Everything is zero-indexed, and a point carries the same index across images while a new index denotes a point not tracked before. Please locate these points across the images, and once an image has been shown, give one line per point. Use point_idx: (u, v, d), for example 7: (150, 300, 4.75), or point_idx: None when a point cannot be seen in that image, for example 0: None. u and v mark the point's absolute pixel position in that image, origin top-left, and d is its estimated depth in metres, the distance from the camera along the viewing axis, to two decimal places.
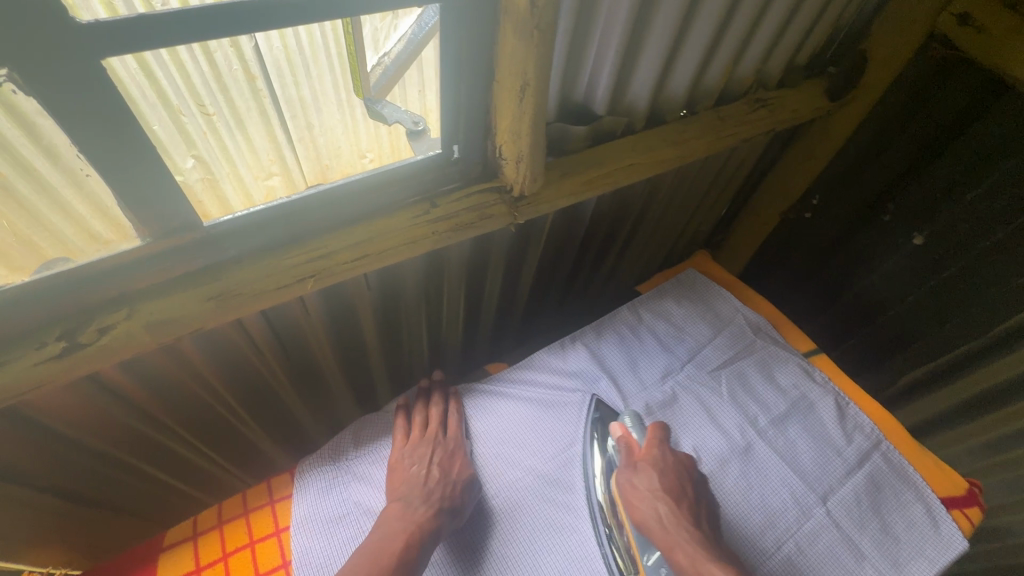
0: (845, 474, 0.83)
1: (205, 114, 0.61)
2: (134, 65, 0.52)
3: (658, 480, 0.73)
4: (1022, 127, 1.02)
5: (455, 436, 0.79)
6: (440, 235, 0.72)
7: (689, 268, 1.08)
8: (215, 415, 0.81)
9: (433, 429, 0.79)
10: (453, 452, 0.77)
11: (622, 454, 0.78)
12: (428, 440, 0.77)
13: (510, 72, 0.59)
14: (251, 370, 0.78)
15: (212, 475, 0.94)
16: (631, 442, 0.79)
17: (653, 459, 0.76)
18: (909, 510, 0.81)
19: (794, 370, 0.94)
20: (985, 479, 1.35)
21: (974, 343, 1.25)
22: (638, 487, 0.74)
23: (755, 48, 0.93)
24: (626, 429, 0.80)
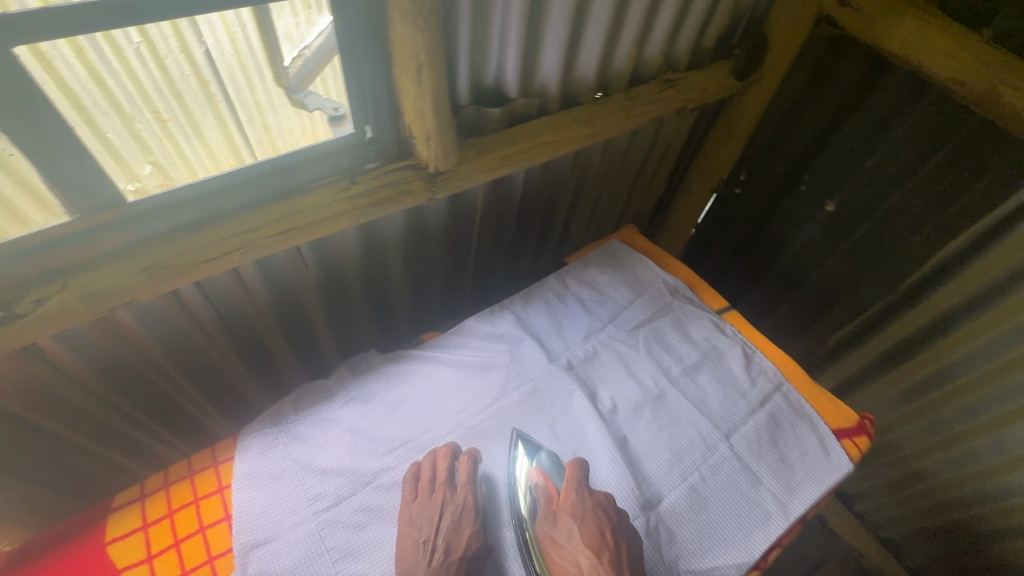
0: (748, 412, 0.92)
1: (159, 121, 0.64)
2: (83, 74, 0.57)
3: (576, 533, 0.73)
4: (904, 97, 1.12)
5: (463, 495, 0.75)
6: (360, 210, 0.79)
7: (615, 239, 1.17)
8: (162, 379, 0.87)
9: (441, 486, 0.75)
10: (460, 516, 0.73)
11: (541, 505, 0.78)
12: (436, 502, 0.73)
13: (404, 55, 0.66)
14: (192, 335, 0.84)
15: (164, 444, 1.00)
16: (549, 489, 0.78)
17: (571, 507, 0.75)
18: (803, 440, 0.90)
19: (705, 325, 1.03)
20: (900, 428, 1.45)
21: (884, 302, 1.36)
22: (558, 540, 0.74)
23: (658, 33, 1.02)
24: (543, 476, 0.79)
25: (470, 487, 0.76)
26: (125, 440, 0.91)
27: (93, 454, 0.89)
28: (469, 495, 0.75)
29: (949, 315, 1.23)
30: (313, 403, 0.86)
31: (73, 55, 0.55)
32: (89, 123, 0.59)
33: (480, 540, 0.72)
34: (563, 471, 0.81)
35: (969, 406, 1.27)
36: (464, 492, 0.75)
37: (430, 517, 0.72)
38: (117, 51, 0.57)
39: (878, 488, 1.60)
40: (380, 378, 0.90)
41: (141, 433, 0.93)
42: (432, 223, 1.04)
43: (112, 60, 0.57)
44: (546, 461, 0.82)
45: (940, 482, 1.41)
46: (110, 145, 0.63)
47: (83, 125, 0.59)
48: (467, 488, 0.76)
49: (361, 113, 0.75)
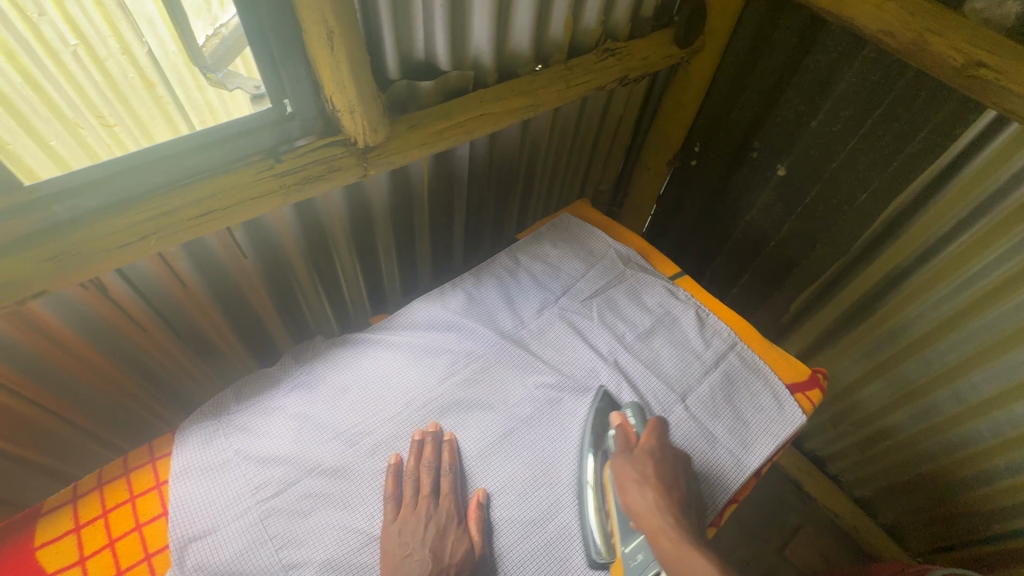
0: (703, 374, 0.92)
1: (104, 125, 0.70)
2: (18, 78, 0.62)
3: (652, 469, 0.75)
4: (842, 55, 1.13)
5: (446, 507, 0.73)
6: (287, 188, 0.77)
7: (566, 213, 1.16)
8: (90, 359, 0.86)
9: (425, 501, 0.73)
10: (444, 527, 0.72)
11: (618, 441, 0.79)
12: (420, 514, 0.72)
13: (312, 23, 0.64)
14: (118, 315, 0.84)
15: (105, 429, 0.99)
16: (627, 431, 0.80)
17: (651, 447, 0.77)
18: (758, 398, 0.90)
19: (658, 291, 1.02)
20: (862, 387, 1.47)
21: (840, 263, 1.37)
22: (633, 476, 0.75)
23: (592, 2, 1.01)
24: (625, 420, 0.81)
25: (453, 500, 0.75)
26: (47, 440, 0.91)
27: (23, 439, 0.87)
28: (452, 508, 0.74)
29: (901, 271, 1.25)
30: (257, 392, 0.84)
31: (6, 61, 0.60)
32: (33, 133, 0.65)
33: (466, 547, 0.71)
34: (642, 421, 0.83)
35: (926, 359, 1.29)
36: (447, 502, 0.74)
37: (415, 531, 0.71)
38: (52, 53, 0.63)
39: (847, 448, 1.62)
40: (327, 364, 0.88)
41: (67, 431, 0.93)
42: (374, 201, 1.02)
43: (50, 65, 0.63)
44: (630, 412, 0.84)
45: (904, 437, 1.44)
46: (57, 154, 0.68)
47: (24, 133, 0.65)
48: (450, 498, 0.75)
49: (279, 87, 0.73)
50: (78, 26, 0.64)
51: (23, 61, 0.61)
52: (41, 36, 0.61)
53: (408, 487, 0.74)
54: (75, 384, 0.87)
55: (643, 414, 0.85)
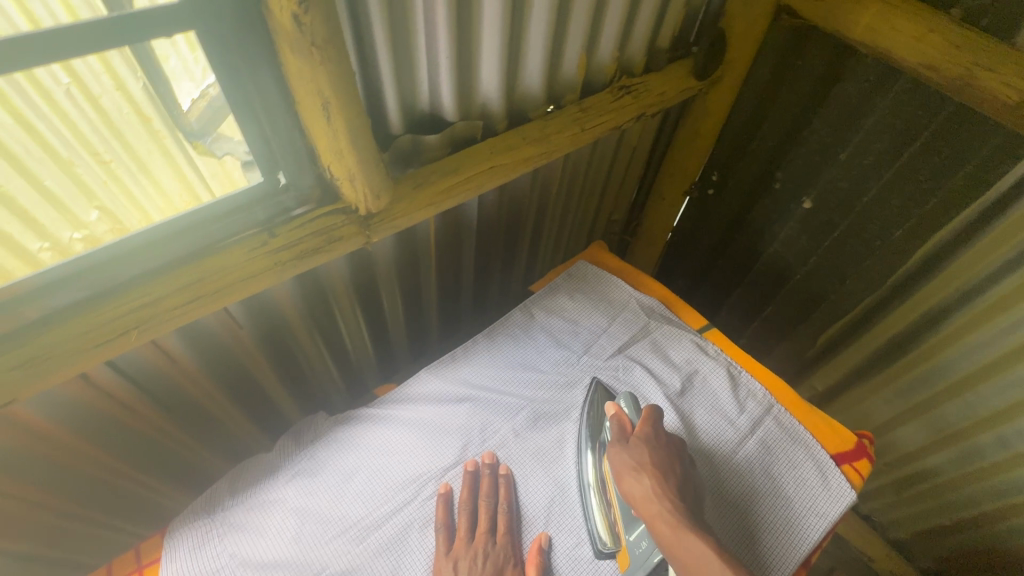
0: (738, 444, 0.84)
1: (100, 162, 0.64)
2: (9, 121, 0.56)
3: (647, 455, 0.72)
4: (875, 85, 1.05)
5: (504, 546, 0.71)
6: (284, 265, 0.70)
7: (581, 259, 1.08)
8: (78, 447, 0.80)
9: (480, 539, 0.71)
10: (500, 567, 0.69)
11: (615, 432, 0.78)
12: (476, 549, 0.70)
13: (305, 93, 0.58)
14: (106, 400, 0.78)
15: (96, 516, 0.92)
16: (623, 421, 0.79)
17: (646, 433, 0.75)
18: (800, 470, 0.82)
19: (686, 347, 0.95)
20: (898, 426, 1.39)
21: (872, 298, 1.29)
22: (626, 462, 0.73)
23: (607, 35, 0.95)
24: (620, 411, 0.80)
25: (511, 538, 0.72)
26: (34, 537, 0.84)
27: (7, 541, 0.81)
28: (509, 546, 0.71)
29: (941, 309, 1.17)
30: (254, 483, 0.77)
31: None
32: (25, 174, 0.59)
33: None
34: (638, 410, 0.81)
35: (969, 402, 1.21)
36: (504, 543, 0.71)
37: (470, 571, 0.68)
38: (42, 92, 0.57)
39: (883, 487, 1.53)
40: (328, 446, 0.80)
41: (57, 523, 0.86)
42: (378, 255, 0.96)
43: (41, 103, 0.57)
44: (625, 403, 0.82)
45: (944, 480, 1.35)
46: (52, 195, 0.63)
47: (19, 176, 0.59)
48: (507, 538, 0.72)
49: (270, 161, 0.66)
50: (69, 63, 0.57)
51: (14, 103, 0.55)
52: (32, 76, 0.55)
53: (460, 519, 0.72)
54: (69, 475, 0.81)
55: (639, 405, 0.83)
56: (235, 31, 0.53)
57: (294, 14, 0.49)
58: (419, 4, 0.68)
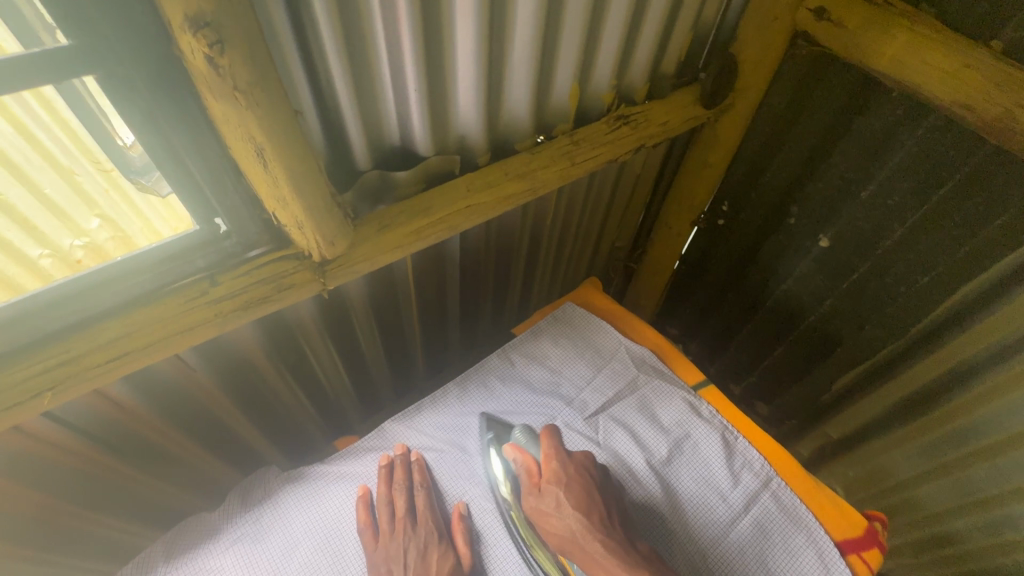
0: (729, 523, 0.76)
1: (103, 171, 0.60)
2: (9, 129, 0.51)
3: (563, 498, 0.69)
4: (902, 120, 0.95)
5: (424, 526, 0.72)
6: (226, 315, 0.64)
7: (568, 301, 1.01)
8: (22, 504, 0.74)
9: (399, 526, 0.73)
10: (425, 546, 0.70)
11: (520, 478, 0.74)
12: (399, 540, 0.71)
13: (236, 139, 0.51)
14: (48, 451, 0.72)
15: None
16: (527, 462, 0.75)
17: (556, 473, 0.72)
18: (799, 559, 0.73)
19: (677, 406, 0.86)
20: (920, 486, 1.27)
21: (894, 347, 1.18)
22: (545, 510, 0.70)
23: (602, 62, 0.87)
24: (521, 451, 0.76)
25: (431, 520, 0.73)
26: None
27: None
28: (430, 526, 0.72)
29: (973, 364, 1.06)
30: (190, 547, 0.71)
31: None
32: (25, 181, 0.55)
33: (451, 563, 0.69)
34: (536, 442, 0.79)
35: (1001, 468, 1.09)
36: (425, 524, 0.72)
37: (395, 559, 0.70)
38: (45, 102, 0.52)
39: (902, 548, 1.41)
40: (274, 510, 0.74)
41: None
42: (351, 293, 0.89)
43: (41, 111, 0.52)
44: (523, 439, 0.80)
45: (971, 548, 1.22)
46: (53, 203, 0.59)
47: (20, 184, 0.55)
48: (426, 516, 0.73)
49: (207, 205, 0.60)
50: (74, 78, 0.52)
51: (13, 110, 0.51)
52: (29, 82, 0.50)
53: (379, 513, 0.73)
54: (17, 530, 0.75)
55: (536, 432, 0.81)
56: (151, 69, 0.47)
57: (208, 57, 0.43)
58: (380, 36, 0.61)
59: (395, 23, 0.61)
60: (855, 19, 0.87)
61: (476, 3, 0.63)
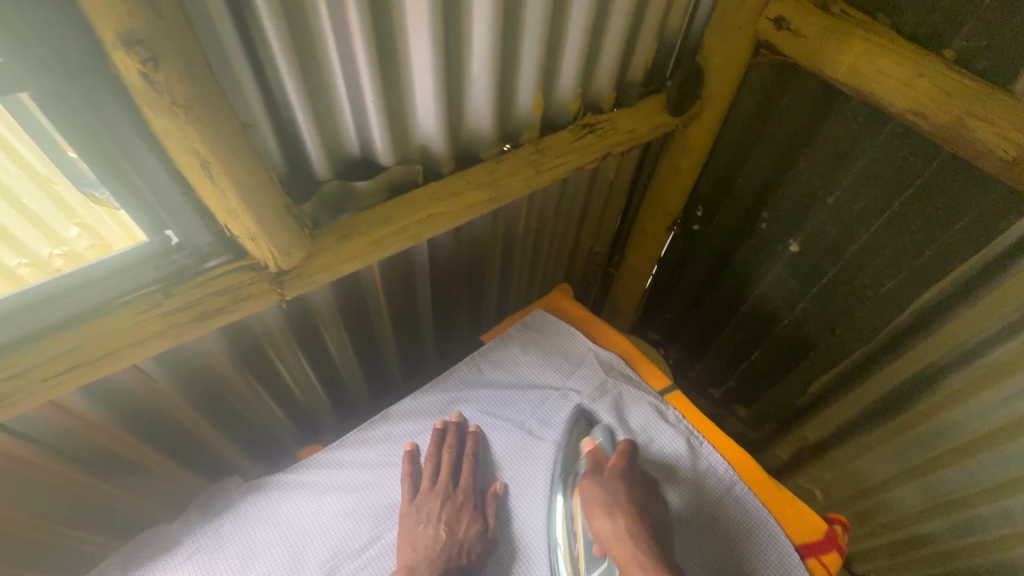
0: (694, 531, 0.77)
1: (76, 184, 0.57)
2: None
3: (622, 493, 0.73)
4: (864, 126, 0.96)
5: (464, 488, 0.78)
6: (179, 327, 0.64)
7: (538, 307, 1.01)
8: None
9: (442, 485, 0.78)
10: (461, 506, 0.77)
11: (590, 465, 0.78)
12: (439, 493, 0.77)
13: (180, 152, 0.52)
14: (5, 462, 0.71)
15: None
16: (599, 457, 0.79)
17: (620, 468, 0.76)
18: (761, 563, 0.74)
19: (643, 411, 0.86)
20: (893, 488, 1.28)
21: (865, 350, 1.19)
22: (601, 499, 0.73)
23: (565, 71, 0.88)
24: (597, 445, 0.80)
25: (471, 483, 0.79)
26: None
27: None
28: (469, 488, 0.79)
29: (938, 367, 1.07)
30: (149, 559, 0.71)
31: None
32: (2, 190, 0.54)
33: (478, 529, 0.75)
34: (612, 442, 0.82)
35: (970, 469, 1.10)
36: (465, 484, 0.79)
37: (431, 510, 0.76)
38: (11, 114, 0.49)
39: (877, 549, 1.42)
40: (234, 520, 0.74)
41: None
42: (317, 300, 0.89)
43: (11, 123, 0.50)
44: (601, 436, 0.83)
45: (943, 549, 1.24)
46: (33, 211, 0.58)
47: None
48: (468, 479, 0.79)
49: (156, 216, 0.60)
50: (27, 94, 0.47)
51: None
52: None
53: (426, 467, 0.79)
54: None
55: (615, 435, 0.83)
56: (89, 82, 0.47)
57: (143, 72, 0.44)
58: (332, 47, 0.62)
59: (347, 34, 0.61)
60: (813, 27, 0.89)
61: (429, 16, 0.64)
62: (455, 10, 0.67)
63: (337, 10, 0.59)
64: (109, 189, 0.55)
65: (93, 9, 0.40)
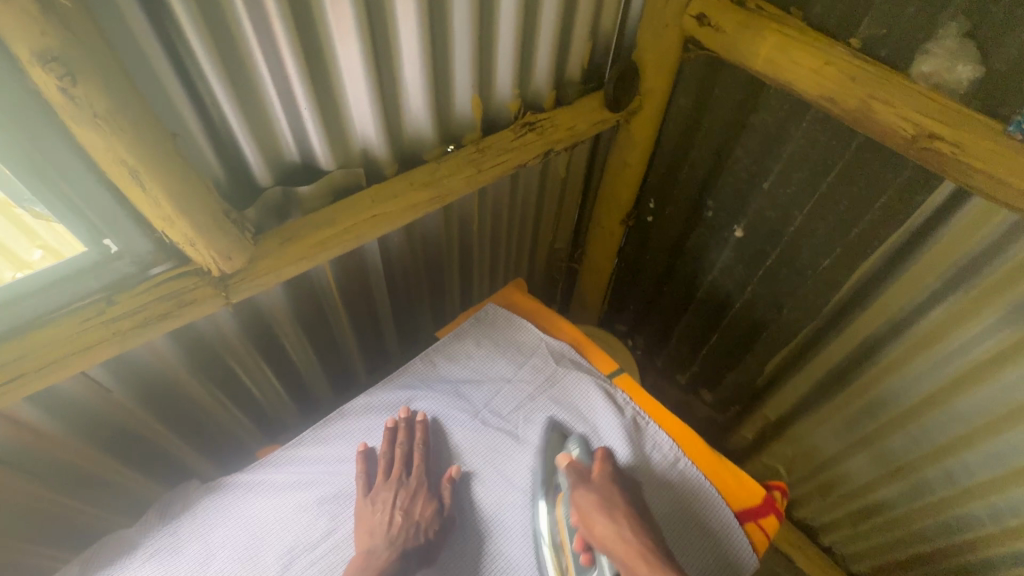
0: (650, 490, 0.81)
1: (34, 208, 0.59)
2: None
3: (617, 497, 0.75)
4: (789, 114, 1.02)
5: (416, 476, 0.81)
6: (124, 333, 0.66)
7: (491, 302, 1.04)
8: None
9: (395, 475, 0.80)
10: (415, 492, 0.79)
11: (572, 478, 0.79)
12: (392, 484, 0.79)
13: (109, 163, 0.54)
14: None
15: None
16: (578, 468, 0.80)
17: (606, 474, 0.79)
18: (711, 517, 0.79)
19: (593, 394, 0.90)
20: (848, 459, 1.34)
21: (811, 328, 1.25)
22: (597, 506, 0.74)
23: (501, 73, 0.92)
24: (573, 458, 0.82)
25: (423, 470, 0.82)
26: None
27: None
28: (421, 475, 0.81)
29: (876, 340, 1.13)
30: (104, 563, 0.72)
31: None
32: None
33: (433, 509, 0.78)
34: (588, 454, 0.83)
35: (914, 434, 1.16)
36: (417, 473, 0.81)
37: (386, 499, 0.78)
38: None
39: (840, 520, 1.48)
40: (192, 521, 0.76)
41: None
42: (270, 303, 0.92)
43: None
44: (575, 448, 0.84)
45: (897, 514, 1.30)
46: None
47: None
48: (419, 469, 0.82)
49: (94, 227, 0.62)
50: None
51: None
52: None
53: (377, 463, 0.81)
54: None
55: (589, 447, 0.85)
56: (11, 99, 0.49)
57: (61, 88, 0.47)
58: (259, 57, 0.65)
59: (274, 45, 0.65)
60: (731, 23, 0.94)
61: (354, 24, 0.67)
62: (381, 17, 0.71)
63: (262, 22, 0.62)
64: (42, 201, 0.57)
65: (7, 30, 0.43)
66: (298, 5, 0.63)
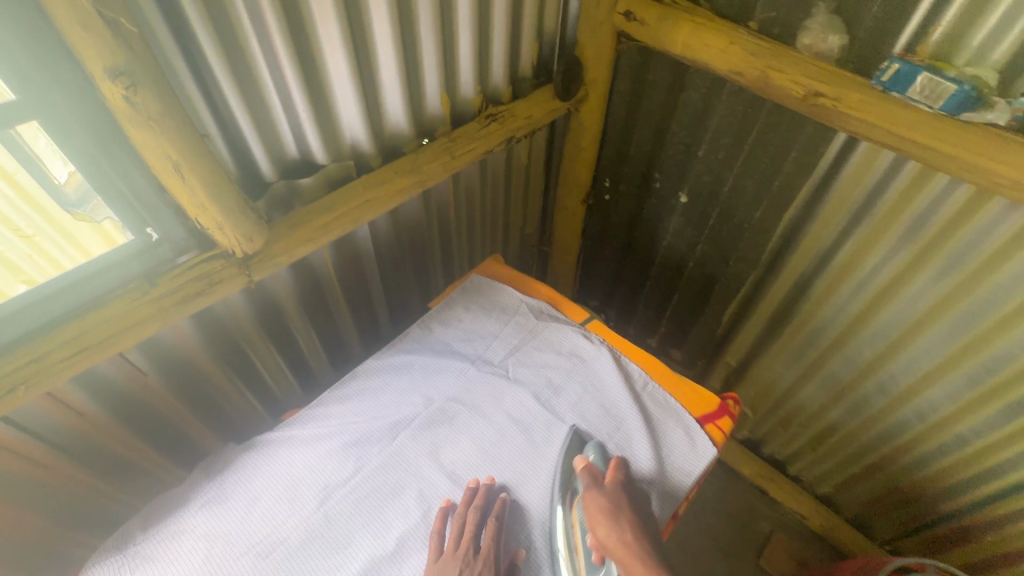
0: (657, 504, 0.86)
1: (24, 238, 0.69)
2: None
3: (622, 506, 0.80)
4: (711, 89, 1.20)
5: (484, 556, 0.78)
6: (166, 309, 0.78)
7: (474, 274, 1.18)
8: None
9: (463, 550, 0.77)
10: None
11: (586, 480, 0.83)
12: (460, 557, 0.77)
13: (156, 159, 0.66)
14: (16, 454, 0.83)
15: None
16: (594, 472, 0.84)
17: (617, 481, 0.83)
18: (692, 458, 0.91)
19: (571, 337, 1.05)
20: (800, 388, 1.52)
21: (753, 276, 1.43)
22: (605, 509, 0.79)
23: (464, 72, 1.07)
24: (589, 462, 0.86)
25: (492, 553, 0.78)
26: None
27: None
28: (489, 559, 0.78)
29: (806, 277, 1.31)
30: (164, 516, 0.83)
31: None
32: None
33: None
34: (602, 457, 0.88)
35: (848, 355, 1.35)
36: (486, 553, 0.78)
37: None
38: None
39: (802, 447, 1.65)
40: (236, 474, 0.87)
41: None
42: (276, 289, 1.03)
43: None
44: (593, 453, 0.88)
45: (846, 431, 1.48)
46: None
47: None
48: (489, 550, 0.78)
49: (138, 217, 0.75)
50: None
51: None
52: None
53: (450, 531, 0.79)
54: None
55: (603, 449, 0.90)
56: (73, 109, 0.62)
57: (124, 96, 0.59)
58: (265, 68, 0.78)
59: (276, 56, 0.78)
60: (653, 16, 1.11)
61: (340, 36, 0.81)
62: (361, 29, 0.85)
63: (266, 38, 0.75)
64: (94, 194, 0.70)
65: (86, 52, 0.56)
66: (294, 22, 0.77)
